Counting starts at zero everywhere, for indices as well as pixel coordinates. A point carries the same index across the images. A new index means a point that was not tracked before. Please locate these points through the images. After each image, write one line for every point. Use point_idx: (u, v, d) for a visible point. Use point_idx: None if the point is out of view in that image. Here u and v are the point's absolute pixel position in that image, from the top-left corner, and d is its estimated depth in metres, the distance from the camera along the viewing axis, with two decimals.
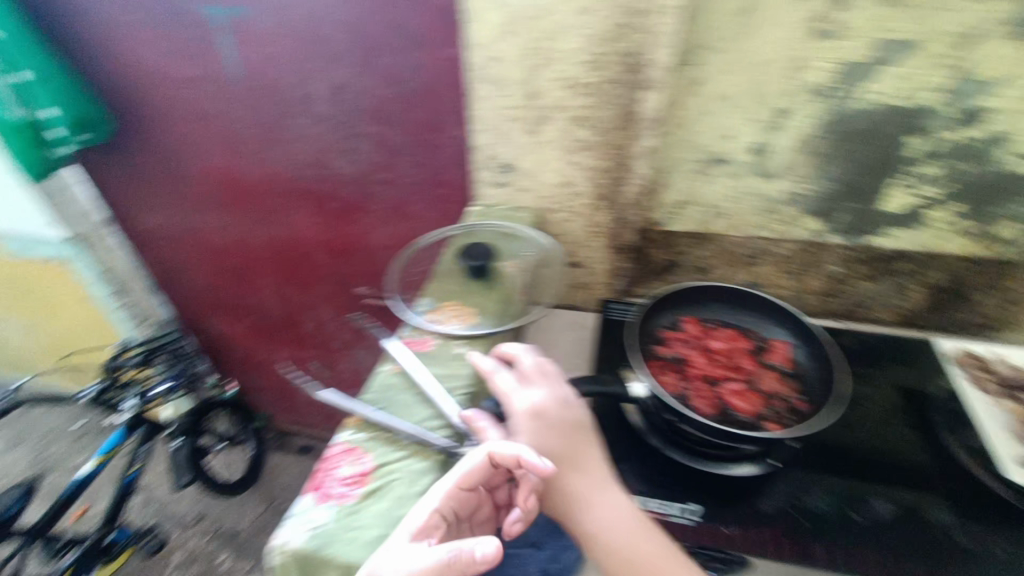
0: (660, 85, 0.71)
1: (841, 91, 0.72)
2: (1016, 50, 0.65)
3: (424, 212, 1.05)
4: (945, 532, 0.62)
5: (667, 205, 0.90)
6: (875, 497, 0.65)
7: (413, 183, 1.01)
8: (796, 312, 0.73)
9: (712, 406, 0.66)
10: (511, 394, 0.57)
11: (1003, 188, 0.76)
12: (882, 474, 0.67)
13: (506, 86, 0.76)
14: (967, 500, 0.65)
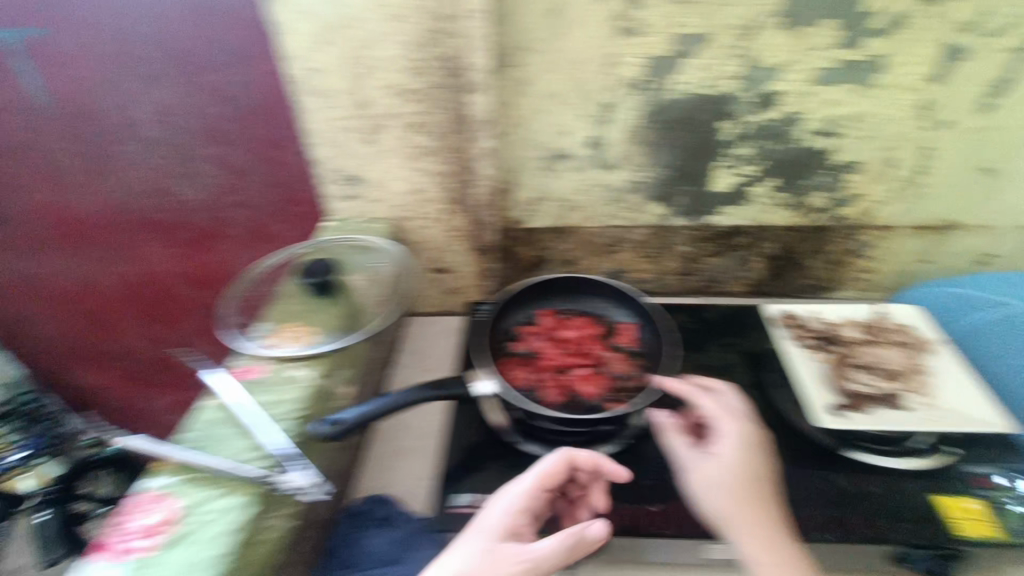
0: (485, 87, 0.72)
1: (655, 84, 0.77)
2: (789, 38, 0.72)
3: (284, 233, 1.00)
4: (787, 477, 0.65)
5: (522, 202, 0.93)
6: None
7: (267, 204, 0.96)
8: (635, 293, 0.76)
9: (560, 394, 0.69)
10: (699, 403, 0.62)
11: (806, 162, 0.85)
12: None
13: (333, 97, 0.74)
14: (803, 444, 0.69)
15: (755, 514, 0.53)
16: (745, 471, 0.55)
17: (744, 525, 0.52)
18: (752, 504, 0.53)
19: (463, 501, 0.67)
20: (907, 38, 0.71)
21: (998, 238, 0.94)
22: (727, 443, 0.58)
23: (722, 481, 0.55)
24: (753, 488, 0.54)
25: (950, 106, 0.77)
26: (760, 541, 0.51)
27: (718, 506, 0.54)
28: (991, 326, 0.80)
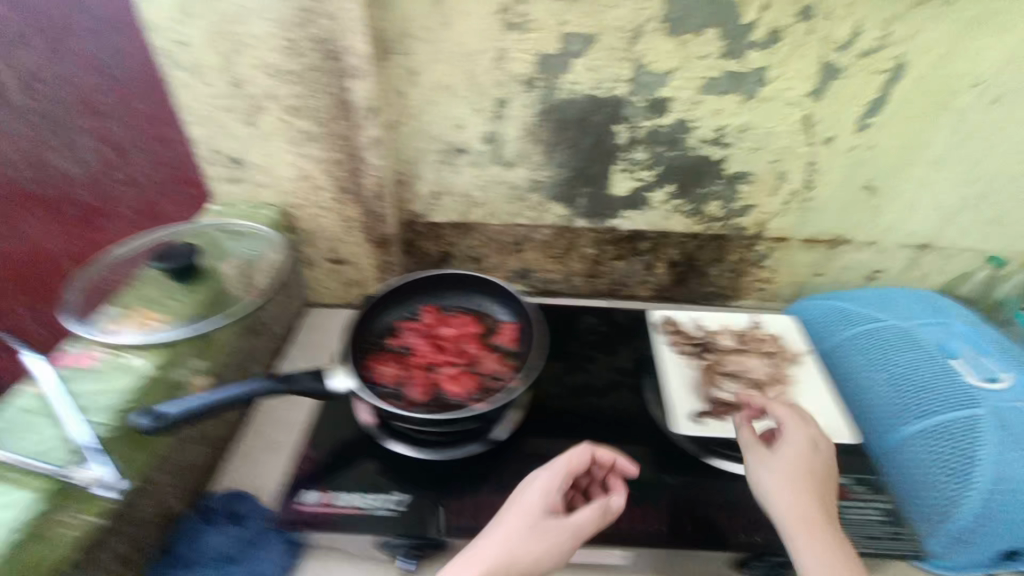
0: (366, 74, 0.69)
1: (547, 82, 0.76)
2: (675, 46, 0.72)
3: (175, 215, 0.95)
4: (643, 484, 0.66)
5: (422, 195, 0.91)
6: None
7: (155, 182, 0.93)
8: (516, 293, 0.75)
9: (425, 393, 0.67)
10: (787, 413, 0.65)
11: (700, 170, 0.86)
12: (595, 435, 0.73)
13: (204, 73, 0.70)
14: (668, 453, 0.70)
15: (799, 498, 0.57)
16: (795, 466, 0.59)
17: (793, 516, 0.56)
18: (791, 496, 0.57)
19: (309, 501, 0.64)
20: (784, 54, 0.73)
21: (884, 254, 0.98)
22: (789, 443, 0.61)
23: (771, 472, 0.59)
24: (799, 485, 0.58)
25: (829, 123, 0.80)
26: (808, 531, 0.55)
27: (778, 500, 0.57)
28: (859, 338, 0.84)
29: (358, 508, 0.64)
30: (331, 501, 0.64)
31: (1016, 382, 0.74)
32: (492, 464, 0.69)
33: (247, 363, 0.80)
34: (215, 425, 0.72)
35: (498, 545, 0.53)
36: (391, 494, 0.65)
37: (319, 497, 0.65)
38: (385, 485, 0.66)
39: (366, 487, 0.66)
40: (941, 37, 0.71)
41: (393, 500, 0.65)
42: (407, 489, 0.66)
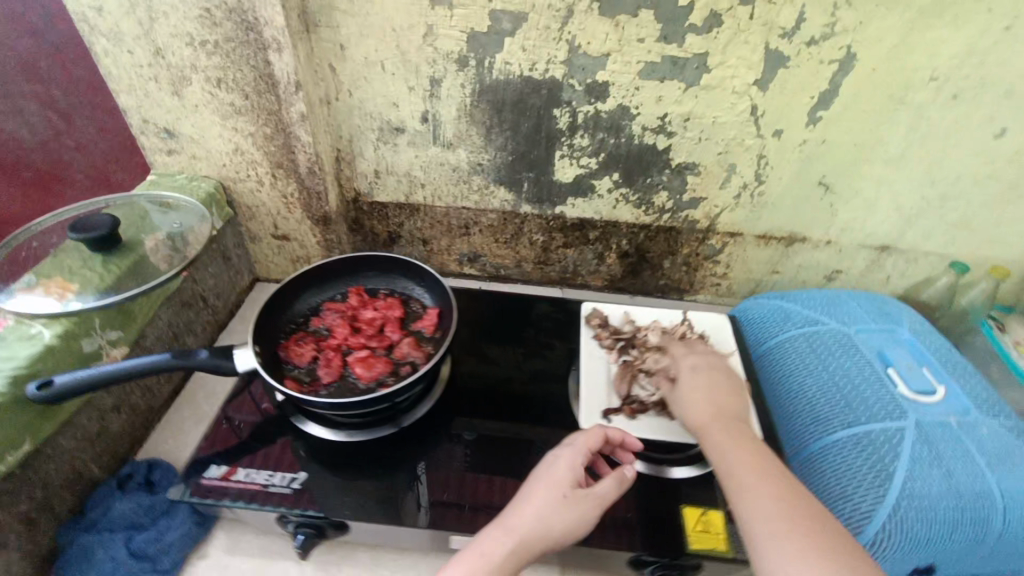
0: (287, 47, 0.68)
1: (480, 61, 0.74)
2: (608, 27, 0.69)
3: (125, 183, 0.97)
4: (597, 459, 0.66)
5: (364, 174, 0.90)
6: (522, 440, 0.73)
7: (104, 150, 0.94)
8: (440, 279, 0.75)
9: (335, 373, 0.67)
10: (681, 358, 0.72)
11: (646, 159, 0.84)
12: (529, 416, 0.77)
13: (125, 42, 0.69)
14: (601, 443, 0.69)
15: (701, 406, 0.64)
16: (691, 383, 0.67)
17: (700, 418, 0.63)
18: (698, 406, 0.64)
19: (212, 474, 0.64)
20: (725, 40, 0.69)
21: (843, 255, 0.94)
22: (686, 379, 0.68)
23: (678, 399, 0.66)
24: (699, 396, 0.65)
25: (777, 114, 0.76)
26: (718, 430, 0.60)
27: (690, 412, 0.64)
28: (796, 341, 0.81)
29: (259, 485, 0.64)
30: (233, 475, 0.64)
31: (949, 398, 0.71)
32: (397, 452, 0.70)
33: (179, 334, 0.81)
34: (140, 394, 0.73)
35: (529, 517, 0.53)
36: (292, 473, 0.65)
37: (223, 471, 0.65)
38: (288, 464, 0.66)
39: (271, 464, 0.66)
40: (892, 26, 0.66)
41: (292, 479, 0.65)
42: (308, 471, 0.66)
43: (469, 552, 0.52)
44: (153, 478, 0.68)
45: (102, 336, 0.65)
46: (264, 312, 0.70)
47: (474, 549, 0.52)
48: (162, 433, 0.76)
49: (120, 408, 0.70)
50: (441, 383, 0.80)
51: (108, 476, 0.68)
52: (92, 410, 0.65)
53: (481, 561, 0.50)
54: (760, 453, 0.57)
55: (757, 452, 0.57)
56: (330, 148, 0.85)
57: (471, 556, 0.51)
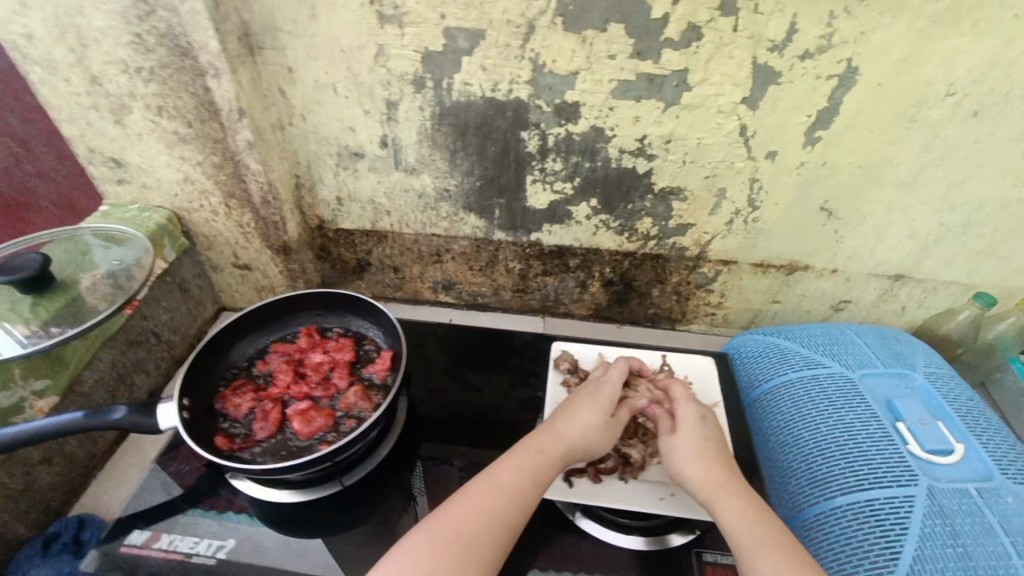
0: (225, 72, 0.63)
1: (438, 82, 0.68)
2: (576, 43, 0.62)
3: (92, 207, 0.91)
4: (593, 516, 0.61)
5: (327, 201, 0.84)
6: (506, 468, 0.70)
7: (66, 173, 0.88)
8: (391, 317, 0.70)
9: (274, 426, 0.62)
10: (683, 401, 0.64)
11: (625, 184, 0.76)
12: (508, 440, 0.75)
13: (58, 69, 0.65)
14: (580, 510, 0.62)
15: (707, 470, 0.57)
16: (699, 440, 0.60)
17: (704, 486, 0.56)
18: (704, 467, 0.57)
19: (133, 541, 0.60)
20: (707, 55, 0.61)
21: (851, 284, 0.84)
22: (688, 425, 0.61)
23: (679, 451, 0.59)
24: (704, 458, 0.58)
25: (768, 136, 0.68)
26: (723, 497, 0.55)
27: (689, 474, 0.57)
28: (792, 387, 0.72)
29: (182, 555, 0.60)
30: (156, 542, 0.61)
31: (970, 459, 0.62)
32: (339, 514, 0.65)
33: (127, 375, 0.76)
34: (75, 442, 0.70)
35: (576, 428, 0.60)
36: (218, 539, 0.61)
37: (147, 537, 0.61)
38: (216, 531, 0.62)
39: (197, 530, 0.62)
40: (898, 37, 0.58)
41: (216, 547, 0.61)
42: (237, 535, 0.62)
43: (519, 452, 0.58)
44: (81, 537, 0.64)
45: (25, 387, 0.62)
46: (198, 362, 0.66)
47: (518, 457, 0.58)
48: (103, 483, 0.72)
49: (49, 460, 0.66)
50: (399, 424, 0.74)
51: (35, 534, 0.65)
52: (13, 466, 0.62)
53: (524, 473, 0.56)
54: (767, 533, 0.52)
55: (766, 533, 0.52)
56: (287, 176, 0.79)
57: (516, 459, 0.57)
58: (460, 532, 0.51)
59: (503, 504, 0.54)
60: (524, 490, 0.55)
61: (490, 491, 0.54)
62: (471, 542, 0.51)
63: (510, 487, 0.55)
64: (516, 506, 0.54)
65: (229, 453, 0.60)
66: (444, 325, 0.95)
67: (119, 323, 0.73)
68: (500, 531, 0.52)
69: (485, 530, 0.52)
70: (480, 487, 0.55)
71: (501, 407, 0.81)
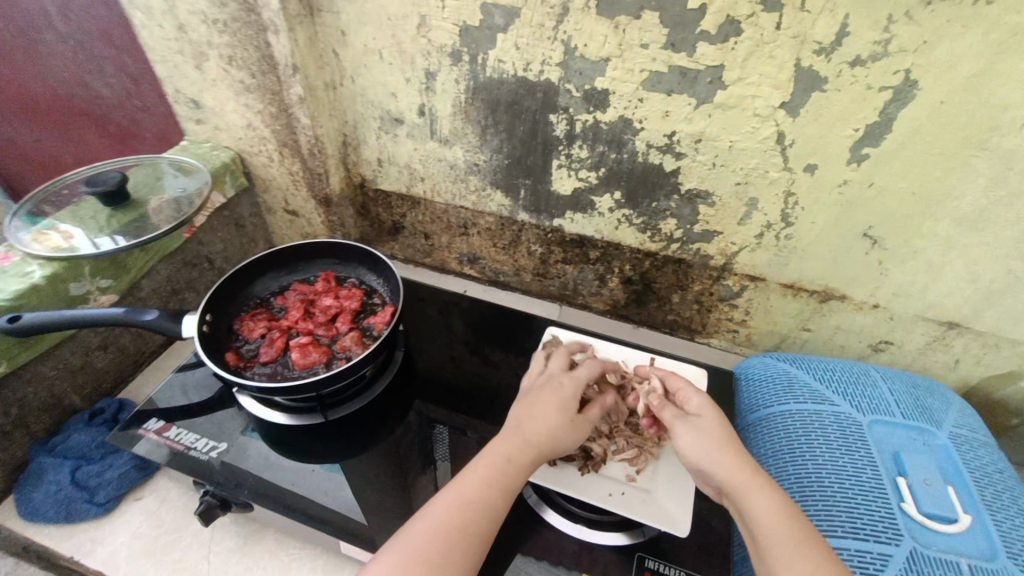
0: (283, 30, 0.69)
1: (474, 57, 0.70)
2: (609, 29, 0.61)
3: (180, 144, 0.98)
4: (560, 505, 0.62)
5: (369, 161, 0.90)
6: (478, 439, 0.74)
7: (163, 111, 0.96)
8: (396, 275, 0.79)
9: (275, 352, 0.72)
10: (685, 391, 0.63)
11: (650, 181, 0.74)
12: (487, 413, 0.78)
13: (156, 16, 0.75)
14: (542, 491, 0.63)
15: (736, 459, 0.53)
16: (718, 425, 0.57)
17: (737, 474, 0.52)
18: (729, 450, 0.54)
19: (148, 427, 0.71)
20: (745, 52, 0.58)
21: (895, 324, 0.76)
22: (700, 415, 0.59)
23: (705, 433, 0.56)
24: (727, 444, 0.55)
25: (807, 148, 0.63)
26: (756, 485, 0.51)
27: (719, 463, 0.53)
28: (790, 418, 0.67)
29: (183, 447, 0.70)
30: (166, 431, 0.71)
31: (975, 533, 0.55)
32: (315, 444, 0.72)
33: (179, 290, 0.88)
34: (130, 338, 0.83)
35: (541, 431, 0.58)
36: (215, 442, 0.70)
37: (160, 426, 0.72)
38: (216, 434, 0.72)
39: (200, 429, 0.72)
40: (968, 50, 0.51)
41: (213, 447, 0.70)
42: (230, 440, 0.71)
43: (484, 463, 0.55)
44: (118, 416, 0.77)
45: (92, 282, 0.73)
46: (227, 288, 0.78)
47: (484, 469, 0.54)
48: (145, 378, 0.85)
49: (106, 347, 0.79)
50: (392, 373, 0.81)
51: (87, 406, 0.79)
52: (76, 346, 0.75)
53: (491, 485, 0.54)
54: (811, 532, 0.47)
55: (809, 530, 0.47)
56: (336, 133, 0.86)
57: (482, 470, 0.55)
58: (428, 549, 0.48)
59: (473, 518, 0.51)
60: (494, 504, 0.53)
61: (457, 506, 0.51)
62: (446, 559, 0.48)
63: (478, 500, 0.52)
64: (485, 519, 0.51)
65: (234, 367, 0.71)
66: (462, 297, 0.99)
67: (176, 245, 0.83)
68: (472, 547, 0.49)
69: (455, 547, 0.49)
70: (447, 496, 0.52)
71: (491, 385, 0.83)
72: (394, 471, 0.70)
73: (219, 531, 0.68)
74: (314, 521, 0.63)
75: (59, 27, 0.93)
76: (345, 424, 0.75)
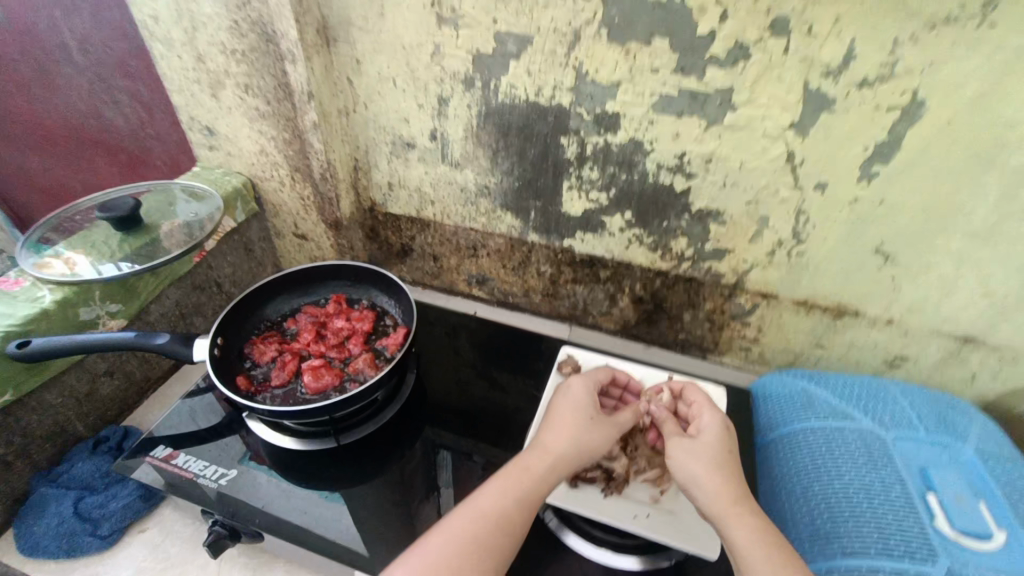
0: (300, 59, 0.71)
1: (486, 83, 0.71)
2: (621, 55, 0.63)
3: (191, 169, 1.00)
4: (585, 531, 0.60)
5: (379, 185, 0.91)
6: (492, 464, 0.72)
7: (175, 138, 0.98)
8: (408, 295, 0.79)
9: (288, 375, 0.72)
10: (704, 405, 0.62)
11: (661, 201, 0.75)
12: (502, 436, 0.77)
13: (175, 47, 0.77)
14: (564, 515, 0.62)
15: (724, 484, 0.52)
16: (716, 447, 0.56)
17: (720, 499, 0.51)
18: (718, 475, 0.53)
19: (156, 454, 0.71)
20: (754, 75, 0.60)
21: (909, 339, 0.76)
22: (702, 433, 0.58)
23: (697, 455, 0.55)
24: (719, 468, 0.53)
25: (818, 166, 0.64)
26: (735, 512, 0.50)
27: (704, 487, 0.52)
28: (811, 435, 0.67)
29: (191, 475, 0.69)
30: (173, 459, 0.70)
31: (1012, 551, 0.54)
32: (326, 470, 0.71)
33: (187, 315, 0.88)
34: (136, 363, 0.82)
35: (563, 440, 0.58)
36: (222, 469, 0.69)
37: (167, 454, 0.71)
38: (224, 461, 0.71)
39: (208, 456, 0.71)
40: (974, 71, 0.53)
41: (219, 474, 0.69)
42: (239, 468, 0.70)
43: (504, 476, 0.55)
44: (123, 444, 0.75)
45: (102, 307, 0.73)
46: (238, 311, 0.78)
47: (503, 482, 0.54)
48: (151, 405, 0.84)
49: (112, 373, 0.78)
50: (405, 396, 0.80)
51: (91, 435, 0.77)
52: (83, 372, 0.74)
53: (510, 496, 0.53)
54: (792, 564, 0.45)
55: (789, 560, 0.46)
56: (348, 158, 0.87)
57: (498, 482, 0.54)
58: (438, 563, 0.47)
59: (490, 532, 0.50)
60: (514, 514, 0.52)
61: (470, 519, 0.51)
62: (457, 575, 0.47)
63: (495, 513, 0.51)
64: (502, 532, 0.50)
65: (245, 392, 0.70)
66: (472, 319, 0.99)
67: (187, 268, 0.84)
68: (487, 561, 0.48)
69: (468, 559, 0.48)
70: (463, 509, 0.52)
71: (505, 408, 0.82)
72: (407, 499, 0.69)
73: (226, 565, 0.65)
74: (315, 549, 0.62)
75: (75, 58, 0.95)
76: (357, 450, 0.73)
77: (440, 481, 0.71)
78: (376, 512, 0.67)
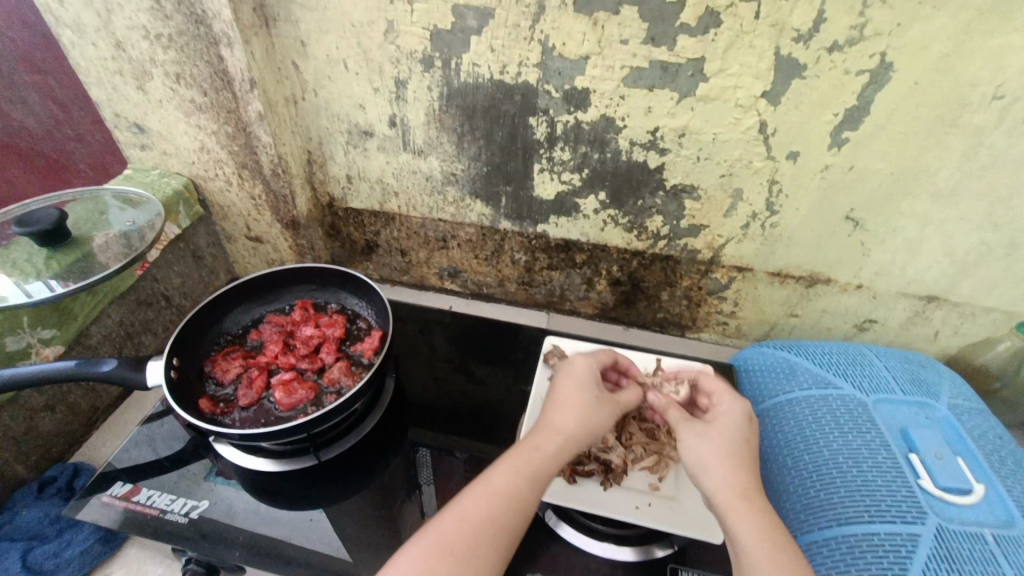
0: (238, 42, 0.64)
1: (446, 62, 0.67)
2: (590, 28, 0.60)
3: (121, 171, 0.92)
4: (587, 526, 0.58)
5: (337, 178, 0.85)
6: (482, 462, 0.70)
7: (100, 139, 0.89)
8: (381, 297, 0.75)
9: (256, 392, 0.66)
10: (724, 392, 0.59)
11: (636, 179, 0.73)
12: (490, 432, 0.74)
13: (89, 35, 0.68)
14: (563, 512, 0.60)
15: (733, 476, 0.50)
16: (731, 436, 0.53)
17: (728, 490, 0.49)
18: (729, 466, 0.51)
19: (114, 493, 0.64)
20: (726, 44, 0.58)
21: (879, 302, 0.78)
22: (722, 419, 0.55)
23: (710, 440, 0.53)
24: (732, 458, 0.51)
25: (789, 136, 0.64)
26: (744, 508, 0.48)
27: (712, 475, 0.51)
28: (797, 406, 0.67)
29: (157, 511, 0.62)
30: (135, 495, 0.64)
31: (991, 503, 0.56)
32: (307, 490, 0.66)
33: (134, 334, 0.80)
34: (79, 392, 0.74)
35: (573, 418, 0.55)
36: (190, 500, 0.63)
37: (127, 490, 0.64)
38: (192, 491, 0.64)
39: (174, 488, 0.65)
40: (940, 31, 0.53)
41: (188, 506, 0.63)
42: (210, 498, 0.64)
43: (517, 452, 0.52)
44: (74, 484, 0.68)
45: (32, 334, 0.65)
46: (192, 327, 0.71)
47: (518, 457, 0.51)
48: (101, 436, 0.76)
49: (53, 407, 0.70)
50: (386, 402, 0.76)
51: (33, 477, 0.69)
52: (17, 409, 0.65)
53: (523, 473, 0.50)
54: (795, 560, 0.45)
55: (793, 555, 0.45)
56: (300, 151, 0.81)
57: (515, 459, 0.51)
58: (453, 543, 0.44)
59: (504, 511, 0.47)
60: (526, 494, 0.49)
61: (485, 497, 0.47)
62: (471, 557, 0.44)
63: (509, 491, 0.48)
64: (515, 511, 0.48)
65: (210, 415, 0.64)
66: (446, 313, 0.95)
67: (129, 283, 0.76)
68: (500, 543, 0.46)
69: (482, 539, 0.45)
70: (477, 487, 0.49)
71: (490, 404, 0.79)
72: (395, 505, 0.65)
73: None
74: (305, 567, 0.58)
75: None
76: (338, 464, 0.69)
77: (417, 477, 0.68)
78: (364, 524, 0.63)
